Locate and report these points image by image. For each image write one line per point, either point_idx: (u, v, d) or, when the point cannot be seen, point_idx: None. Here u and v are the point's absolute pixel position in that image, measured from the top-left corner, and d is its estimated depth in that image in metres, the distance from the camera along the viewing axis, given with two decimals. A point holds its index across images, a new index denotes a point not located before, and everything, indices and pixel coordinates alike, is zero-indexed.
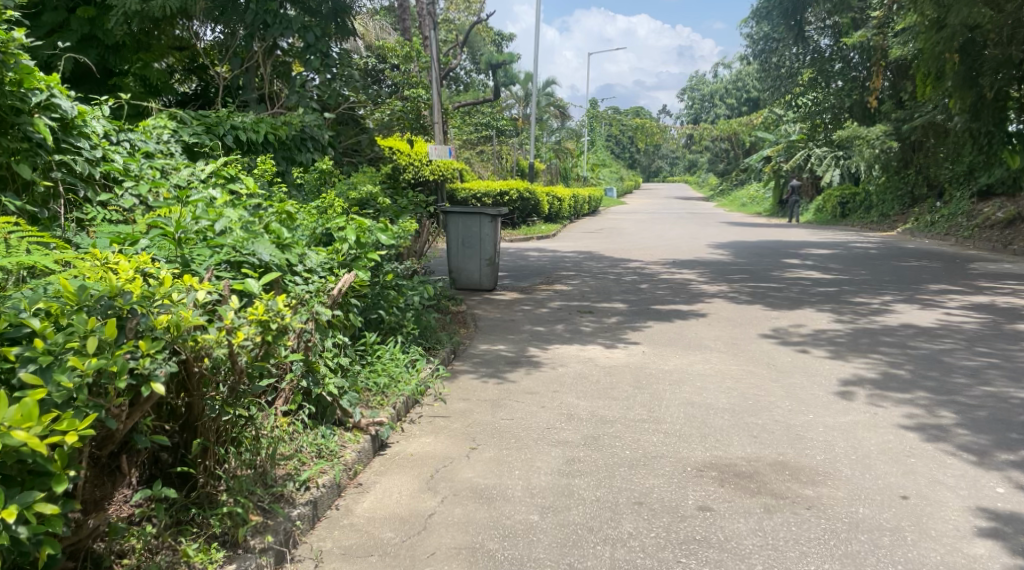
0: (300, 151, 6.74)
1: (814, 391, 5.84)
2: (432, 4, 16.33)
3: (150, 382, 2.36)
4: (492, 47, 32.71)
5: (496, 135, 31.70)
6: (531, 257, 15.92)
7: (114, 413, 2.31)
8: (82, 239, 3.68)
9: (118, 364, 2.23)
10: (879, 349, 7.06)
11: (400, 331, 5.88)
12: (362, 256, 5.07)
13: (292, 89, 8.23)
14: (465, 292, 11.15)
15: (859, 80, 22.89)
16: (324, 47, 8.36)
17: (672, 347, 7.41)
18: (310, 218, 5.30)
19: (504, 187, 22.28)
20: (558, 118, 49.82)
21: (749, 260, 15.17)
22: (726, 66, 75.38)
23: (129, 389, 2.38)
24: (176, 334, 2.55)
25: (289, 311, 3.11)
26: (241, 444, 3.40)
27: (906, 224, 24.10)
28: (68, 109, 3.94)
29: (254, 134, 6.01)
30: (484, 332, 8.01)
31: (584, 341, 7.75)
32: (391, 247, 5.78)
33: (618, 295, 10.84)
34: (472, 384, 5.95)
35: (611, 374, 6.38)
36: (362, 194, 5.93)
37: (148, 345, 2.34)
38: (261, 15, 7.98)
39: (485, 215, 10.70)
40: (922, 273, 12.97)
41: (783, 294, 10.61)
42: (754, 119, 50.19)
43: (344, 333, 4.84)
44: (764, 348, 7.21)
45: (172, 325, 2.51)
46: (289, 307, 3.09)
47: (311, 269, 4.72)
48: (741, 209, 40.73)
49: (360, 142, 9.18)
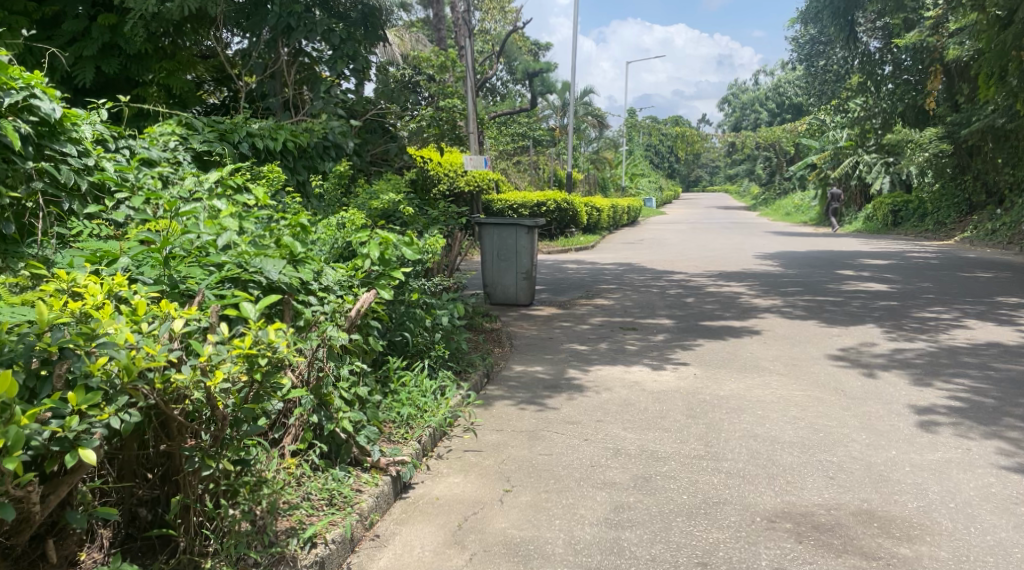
0: (322, 160, 6.26)
1: (893, 422, 5.17)
2: (467, 13, 15.94)
3: (80, 447, 2.01)
4: (528, 56, 32.23)
5: (533, 146, 31.20)
6: (570, 270, 15.35)
7: (24, 490, 1.95)
8: (59, 257, 3.27)
9: (10, 438, 1.83)
10: (961, 373, 6.34)
11: (428, 355, 5.39)
12: (387, 274, 4.59)
13: (318, 94, 7.75)
14: (501, 307, 10.63)
15: (911, 85, 21.50)
16: (351, 49, 7.98)
17: (726, 369, 6.77)
18: (328, 231, 4.83)
19: (541, 198, 21.74)
20: (595, 128, 49.08)
21: (800, 271, 14.41)
22: (769, 73, 73.98)
23: (51, 455, 2.03)
24: (129, 379, 2.13)
25: (281, 343, 2.53)
26: (238, 494, 2.89)
27: (964, 232, 22.98)
28: (52, 110, 3.53)
29: (272, 141, 5.56)
30: (520, 352, 7.46)
31: (629, 361, 7.15)
32: (417, 262, 5.29)
33: (663, 310, 10.21)
34: (506, 412, 5.40)
35: (659, 401, 5.78)
36: (386, 205, 5.44)
37: (80, 397, 2.00)
38: (285, 17, 7.60)
39: (522, 227, 10.17)
40: (990, 285, 12.11)
41: (842, 309, 9.89)
42: (799, 126, 48.86)
43: (364, 362, 4.35)
44: (830, 371, 6.53)
45: (120, 369, 2.10)
46: (285, 341, 2.54)
47: (327, 286, 4.27)
48: (785, 219, 39.69)
49: (389, 149, 8.43)
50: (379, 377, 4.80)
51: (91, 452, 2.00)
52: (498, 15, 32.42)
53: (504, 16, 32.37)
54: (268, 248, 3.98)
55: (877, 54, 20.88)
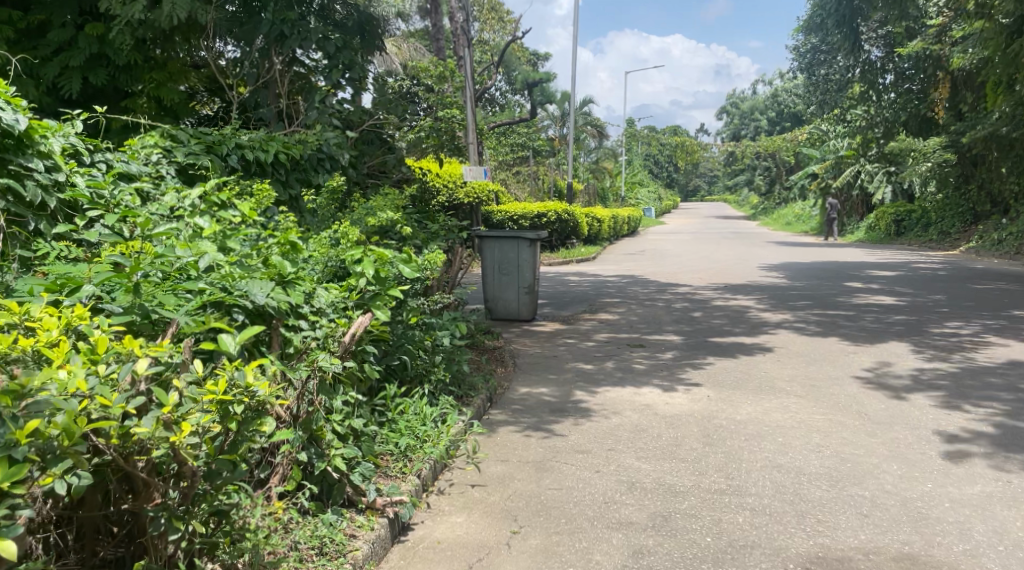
0: (317, 172, 5.95)
1: (925, 449, 4.83)
2: (466, 23, 15.72)
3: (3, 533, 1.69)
4: (527, 66, 31.99)
5: (532, 156, 30.96)
6: (572, 283, 15.04)
7: None
8: (19, 284, 2.95)
9: None
10: (990, 397, 6.03)
11: (428, 380, 5.05)
12: (383, 294, 4.29)
13: (312, 104, 7.37)
14: (502, 322, 10.31)
15: (913, 93, 21.19)
16: (347, 58, 7.63)
17: (741, 390, 6.45)
18: (320, 248, 4.53)
19: (542, 208, 21.44)
20: (594, 137, 48.76)
21: (807, 283, 14.13)
22: (767, 83, 74.09)
23: None
24: (69, 441, 1.84)
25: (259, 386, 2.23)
26: (217, 548, 2.57)
27: (970, 242, 22.71)
28: (16, 121, 3.23)
29: (263, 153, 5.26)
30: (524, 372, 7.13)
31: (638, 381, 6.82)
32: (417, 280, 4.97)
33: (670, 325, 9.90)
34: (510, 440, 5.06)
35: (673, 426, 5.45)
36: (383, 221, 5.13)
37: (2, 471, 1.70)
38: (278, 25, 7.28)
39: (524, 239, 9.89)
40: (1004, 297, 11.83)
41: (856, 325, 9.58)
42: (799, 136, 48.70)
43: (359, 392, 4.02)
44: (851, 394, 6.22)
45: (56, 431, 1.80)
46: (263, 384, 2.25)
47: (319, 309, 4.00)
48: (786, 228, 39.48)
49: (387, 160, 7.98)
50: (373, 406, 4.46)
51: (13, 541, 1.69)
52: (496, 25, 32.26)
53: (503, 26, 32.18)
54: (255, 269, 3.67)
55: (878, 63, 20.30)
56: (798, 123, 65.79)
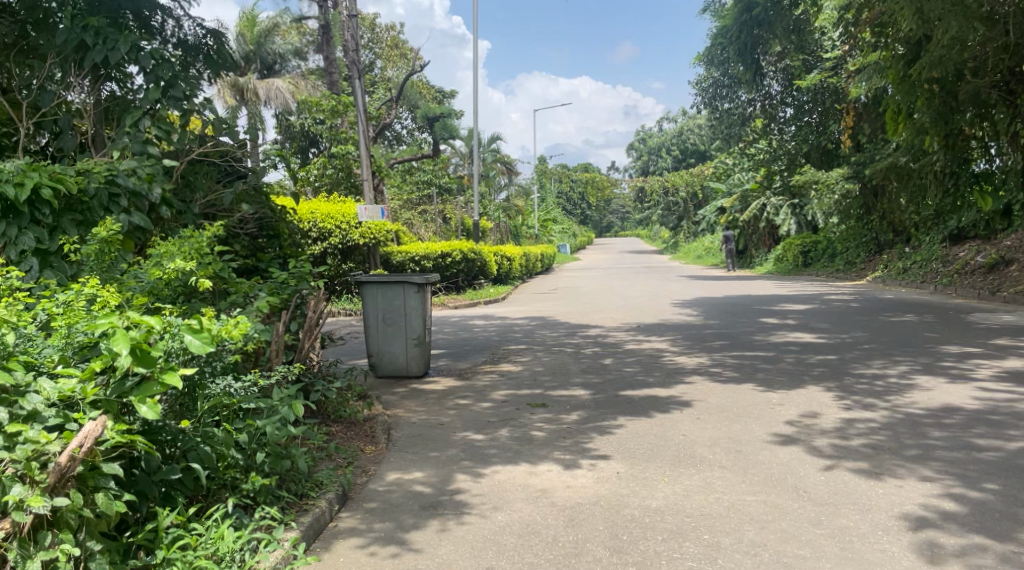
0: (104, 211, 4.52)
1: (885, 546, 3.82)
2: (356, 52, 14.67)
3: None
4: (431, 103, 30.94)
5: (439, 193, 29.79)
6: (477, 328, 13.85)
7: None
8: None
9: None
10: (939, 459, 5.18)
11: (235, 492, 3.77)
12: (152, 381, 2.95)
13: (122, 128, 5.84)
14: (388, 379, 8.93)
15: (812, 126, 21.21)
16: (168, 71, 6.11)
17: (656, 462, 5.37)
18: (57, 317, 3.20)
19: (445, 248, 20.23)
20: (505, 174, 47.99)
21: (722, 320, 13.45)
22: (673, 120, 75.87)
23: None
24: None
25: None
26: None
27: (875, 272, 22.83)
28: None
29: (11, 187, 3.93)
30: (398, 450, 5.85)
31: (534, 456, 5.62)
32: (213, 356, 3.66)
33: (578, 376, 8.81)
34: (353, 565, 3.76)
35: (572, 523, 4.28)
36: (174, 273, 3.85)
37: None
38: (78, 31, 5.94)
39: (410, 285, 8.68)
40: (920, 329, 11.42)
41: (779, 368, 8.80)
42: (707, 170, 49.36)
43: (93, 537, 2.70)
44: (783, 464, 5.21)
45: None
46: None
47: (32, 415, 2.71)
48: (699, 261, 39.61)
49: (224, 197, 6.30)
50: (131, 546, 3.10)
51: None
52: (400, 62, 31.33)
53: (406, 63, 31.14)
54: None
55: (777, 97, 20.54)
56: (704, 159, 67.42)
